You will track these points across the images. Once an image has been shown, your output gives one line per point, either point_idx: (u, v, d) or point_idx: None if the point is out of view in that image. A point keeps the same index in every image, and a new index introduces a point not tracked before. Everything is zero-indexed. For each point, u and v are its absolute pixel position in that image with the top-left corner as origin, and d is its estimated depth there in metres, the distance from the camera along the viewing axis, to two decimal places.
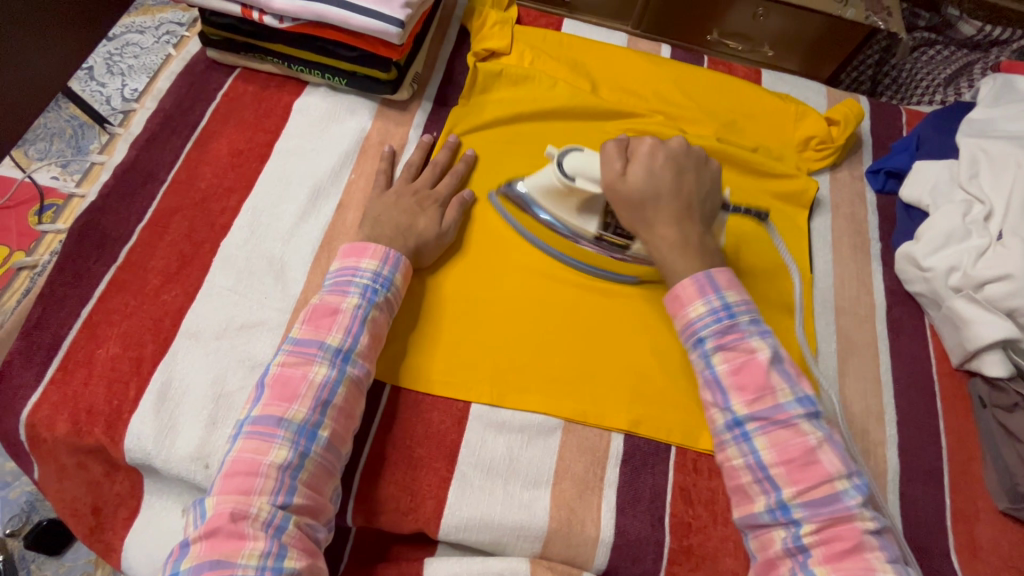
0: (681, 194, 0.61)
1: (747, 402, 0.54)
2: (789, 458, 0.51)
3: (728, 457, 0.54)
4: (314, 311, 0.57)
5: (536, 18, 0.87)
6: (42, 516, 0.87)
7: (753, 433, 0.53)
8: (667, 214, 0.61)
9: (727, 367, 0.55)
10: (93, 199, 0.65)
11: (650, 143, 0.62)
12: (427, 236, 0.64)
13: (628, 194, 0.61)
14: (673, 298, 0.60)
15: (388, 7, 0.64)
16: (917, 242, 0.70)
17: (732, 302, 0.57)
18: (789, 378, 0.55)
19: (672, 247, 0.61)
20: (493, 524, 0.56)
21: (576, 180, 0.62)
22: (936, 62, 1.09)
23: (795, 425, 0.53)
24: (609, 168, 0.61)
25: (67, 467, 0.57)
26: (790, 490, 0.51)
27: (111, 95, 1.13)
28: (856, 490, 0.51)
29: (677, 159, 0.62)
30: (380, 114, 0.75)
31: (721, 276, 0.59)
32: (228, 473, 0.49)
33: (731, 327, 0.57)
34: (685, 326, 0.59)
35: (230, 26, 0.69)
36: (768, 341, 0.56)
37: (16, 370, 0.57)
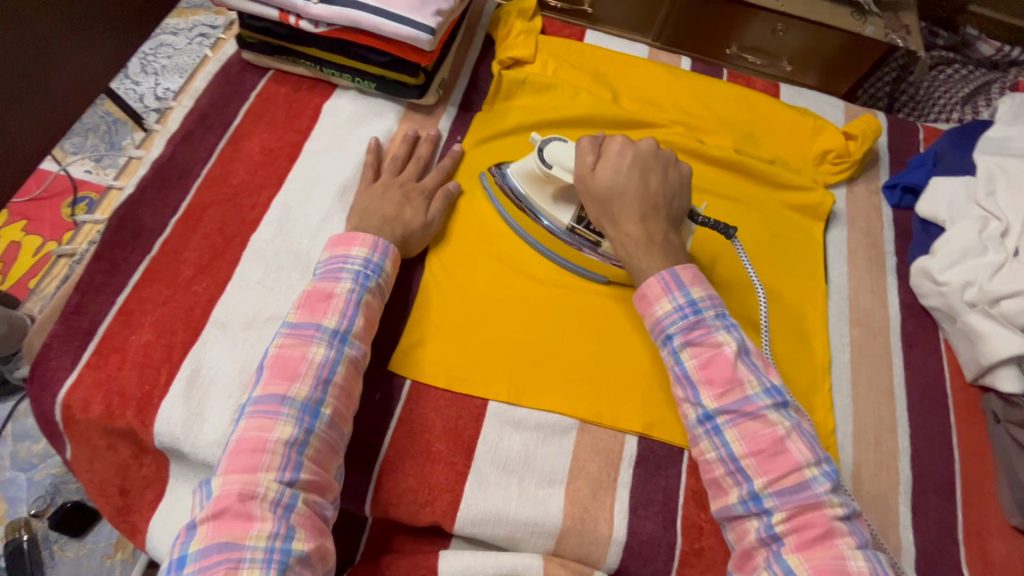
0: (647, 193, 0.62)
1: (716, 396, 0.55)
2: (758, 449, 0.52)
3: (702, 451, 0.55)
4: (308, 297, 0.58)
5: (560, 29, 0.89)
6: (65, 498, 0.91)
7: (723, 426, 0.54)
8: (633, 211, 0.62)
9: (695, 362, 0.56)
10: (131, 192, 0.68)
11: (621, 142, 0.64)
12: (413, 227, 0.66)
13: (596, 190, 0.62)
14: (641, 297, 0.61)
15: (421, 15, 0.66)
16: (933, 256, 0.71)
17: (697, 299, 0.58)
18: (756, 369, 0.56)
19: (637, 245, 0.62)
20: (508, 520, 0.57)
21: (552, 168, 0.65)
22: (953, 80, 1.10)
23: (763, 416, 0.53)
24: (580, 163, 0.63)
25: (98, 448, 0.59)
26: (760, 480, 0.52)
27: (145, 94, 1.18)
28: (826, 477, 0.51)
29: (645, 159, 0.63)
30: (406, 117, 0.78)
31: (686, 273, 0.60)
32: (234, 451, 0.50)
33: (697, 323, 0.58)
34: (653, 323, 0.60)
35: (267, 30, 0.72)
36: (734, 334, 0.57)
37: (55, 353, 0.59)
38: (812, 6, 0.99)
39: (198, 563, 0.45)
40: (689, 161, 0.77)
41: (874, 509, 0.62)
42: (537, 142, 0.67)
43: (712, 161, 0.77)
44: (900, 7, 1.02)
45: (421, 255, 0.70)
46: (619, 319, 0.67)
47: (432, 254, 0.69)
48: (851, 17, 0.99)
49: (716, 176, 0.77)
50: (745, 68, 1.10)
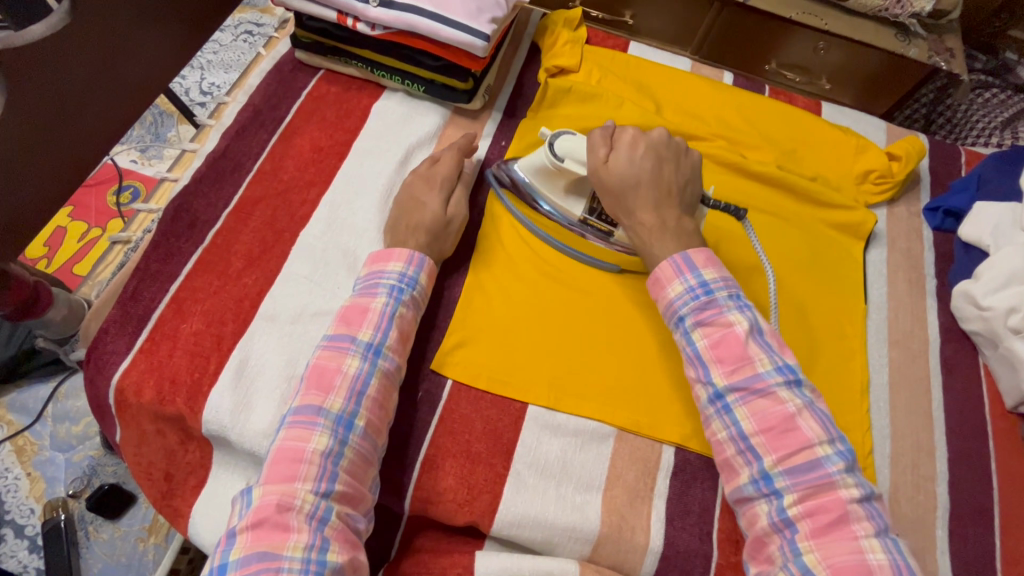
0: (660, 181, 0.63)
1: (726, 373, 0.55)
2: (767, 427, 0.52)
3: (713, 432, 0.55)
4: (346, 311, 0.59)
5: (604, 39, 0.90)
6: (101, 480, 0.94)
7: (733, 405, 0.54)
8: (647, 199, 0.62)
9: (706, 342, 0.56)
10: (186, 184, 0.70)
11: (633, 133, 0.64)
12: (436, 230, 0.65)
13: (610, 181, 0.63)
14: (654, 282, 0.61)
15: (477, 22, 0.67)
16: (976, 280, 0.70)
17: (709, 280, 0.58)
18: (768, 348, 0.55)
19: (651, 232, 0.62)
20: (545, 524, 0.57)
21: (565, 161, 0.66)
22: (992, 105, 1.06)
23: (773, 394, 0.53)
24: (594, 156, 0.64)
25: (147, 432, 0.61)
26: (769, 458, 0.52)
27: (190, 87, 1.23)
28: (838, 456, 0.51)
29: (657, 148, 0.64)
30: (452, 120, 0.79)
31: (699, 256, 0.60)
32: (275, 461, 0.51)
33: (709, 304, 0.58)
34: (666, 306, 0.60)
35: (323, 31, 0.73)
36: (746, 315, 0.57)
37: (111, 337, 0.61)
38: (857, 26, 0.98)
39: (238, 572, 0.46)
40: (731, 175, 0.78)
41: (912, 533, 0.62)
42: (548, 137, 0.68)
43: (754, 176, 0.77)
44: (945, 29, 1.00)
45: (463, 258, 0.71)
46: (660, 328, 0.67)
47: (478, 257, 0.70)
48: (894, 37, 0.98)
49: (757, 190, 0.77)
50: (783, 84, 1.11)
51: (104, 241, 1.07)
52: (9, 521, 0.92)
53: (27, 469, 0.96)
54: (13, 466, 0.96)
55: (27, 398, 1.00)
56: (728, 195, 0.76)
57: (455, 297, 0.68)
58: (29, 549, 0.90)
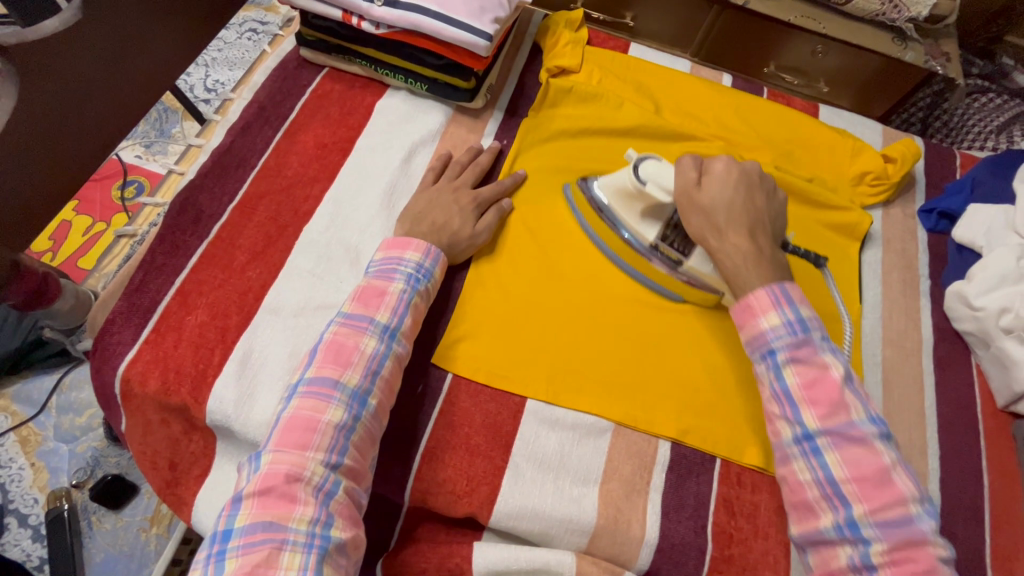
0: (751, 208, 0.62)
1: (820, 416, 0.53)
2: (860, 477, 0.50)
3: (795, 471, 0.53)
4: (363, 291, 0.60)
5: (606, 40, 0.91)
6: (105, 471, 0.95)
7: (824, 448, 0.52)
8: (739, 224, 0.61)
9: (798, 379, 0.54)
10: (192, 178, 0.71)
11: (725, 160, 0.64)
12: (460, 236, 0.67)
13: (699, 203, 0.62)
14: (744, 308, 0.58)
15: (479, 22, 0.68)
16: (969, 281, 0.72)
17: (806, 318, 0.56)
18: (862, 398, 0.54)
19: (742, 257, 0.60)
20: (543, 515, 0.58)
21: (646, 185, 0.65)
22: (988, 109, 1.06)
23: (869, 443, 0.51)
24: (684, 177, 0.63)
25: (152, 422, 0.62)
26: (860, 507, 0.50)
27: (195, 84, 1.24)
28: (929, 515, 0.50)
29: (749, 178, 0.63)
30: (454, 118, 0.80)
31: (794, 291, 0.58)
32: (286, 428, 0.52)
33: (805, 342, 0.55)
34: (754, 336, 0.57)
35: (328, 29, 0.75)
36: (841, 359, 0.55)
37: (117, 328, 0.62)
38: (855, 30, 1.00)
39: (243, 539, 0.46)
40: None
41: None
42: (632, 159, 0.67)
43: None
44: (941, 34, 1.01)
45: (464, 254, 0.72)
46: (659, 326, 0.68)
47: (479, 252, 0.71)
48: (891, 41, 0.99)
49: None
50: (782, 86, 1.12)
51: (109, 235, 1.08)
52: (13, 511, 0.93)
53: (31, 459, 0.96)
54: (17, 456, 0.97)
55: (32, 389, 1.01)
56: None
57: (457, 292, 0.69)
58: (32, 538, 0.91)
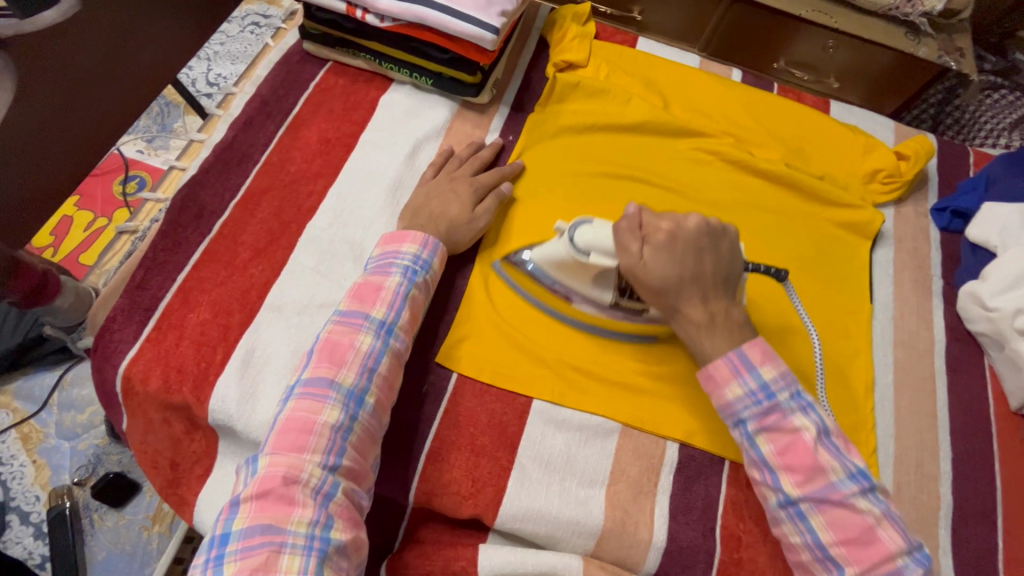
0: (702, 276, 0.57)
1: (798, 483, 0.52)
2: (847, 538, 0.51)
3: (785, 533, 0.54)
4: (359, 288, 0.60)
5: (613, 34, 0.90)
6: (106, 468, 0.94)
7: (808, 512, 0.52)
8: (691, 292, 0.57)
9: (772, 448, 0.54)
10: (194, 174, 0.70)
11: (666, 224, 0.58)
12: (458, 222, 0.66)
13: (647, 279, 0.57)
14: (707, 378, 0.57)
15: (486, 15, 0.67)
16: (983, 281, 0.70)
17: (770, 382, 0.55)
18: (837, 452, 0.53)
19: (699, 329, 0.58)
20: (550, 518, 0.57)
21: (589, 255, 0.59)
22: (1002, 105, 1.03)
23: (850, 503, 0.51)
24: (626, 252, 0.58)
25: (153, 421, 0.61)
26: (852, 569, 0.50)
27: (197, 78, 1.23)
28: (918, 563, 0.50)
29: (695, 240, 0.57)
30: (459, 114, 0.78)
31: (756, 352, 0.56)
32: (283, 430, 0.51)
33: (772, 409, 0.54)
34: (723, 407, 0.57)
35: (332, 22, 0.73)
36: (813, 417, 0.54)
37: (119, 325, 0.61)
38: (868, 25, 0.98)
39: (241, 543, 0.45)
40: (738, 172, 0.77)
41: (914, 532, 0.62)
42: (564, 230, 0.61)
43: (761, 174, 0.77)
44: (956, 29, 0.99)
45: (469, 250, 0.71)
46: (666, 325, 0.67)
47: (485, 249, 0.70)
48: (904, 36, 0.97)
49: (764, 188, 0.77)
50: (790, 82, 1.10)
51: (111, 230, 1.07)
52: (14, 508, 0.93)
53: (32, 456, 0.96)
54: (19, 453, 0.96)
55: (34, 386, 1.00)
56: (734, 194, 0.76)
57: (464, 288, 0.69)
58: (35, 535, 0.91)
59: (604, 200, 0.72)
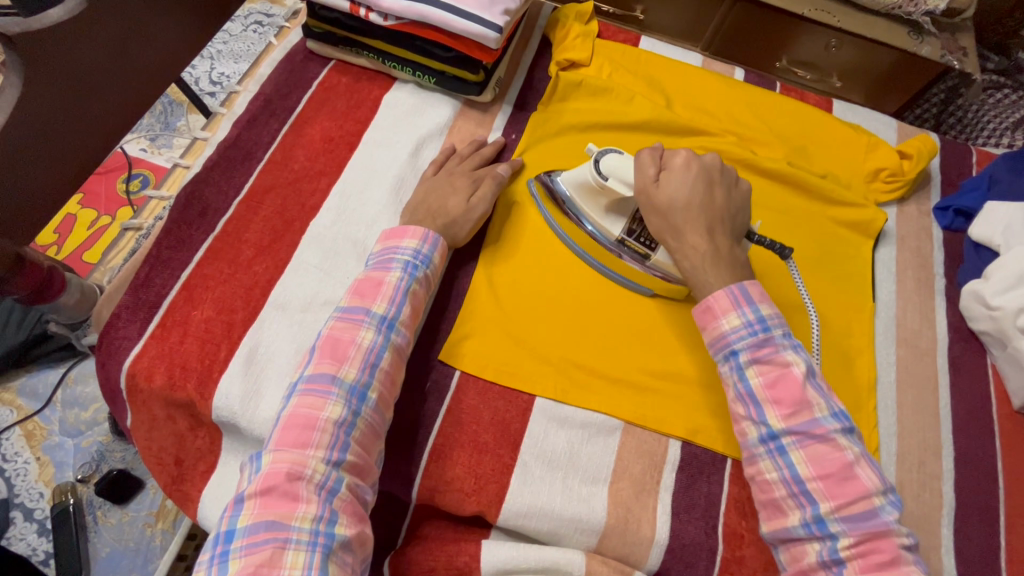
0: (712, 205, 0.61)
1: (783, 416, 0.53)
2: (825, 473, 0.51)
3: (762, 471, 0.54)
4: (360, 284, 0.60)
5: (616, 33, 0.90)
6: (110, 465, 0.95)
7: (788, 446, 0.52)
8: (698, 222, 0.60)
9: (762, 380, 0.54)
10: (198, 172, 0.70)
11: (685, 154, 0.62)
12: (455, 214, 0.66)
13: (658, 201, 0.61)
14: (706, 311, 0.58)
15: (490, 13, 0.67)
16: (986, 280, 0.70)
17: (766, 316, 0.56)
18: (824, 393, 0.54)
19: (702, 258, 0.59)
20: (552, 515, 0.58)
21: (608, 180, 0.63)
22: (1004, 105, 1.05)
23: (832, 440, 0.52)
24: (642, 174, 0.61)
25: (157, 417, 0.61)
26: (826, 504, 0.50)
27: (201, 77, 1.23)
28: (893, 506, 0.50)
29: (709, 171, 0.62)
30: (462, 112, 0.79)
31: (755, 290, 0.58)
32: (286, 426, 0.51)
33: (766, 341, 0.55)
34: (717, 338, 0.57)
35: (335, 21, 0.74)
36: (803, 356, 0.55)
37: (123, 323, 0.61)
38: (870, 24, 0.98)
39: (245, 539, 0.45)
40: (741, 171, 0.77)
41: (915, 530, 0.62)
42: (592, 153, 0.64)
43: (764, 173, 0.77)
44: (959, 28, 0.99)
45: (472, 247, 0.71)
46: (669, 322, 0.67)
47: (488, 248, 0.70)
48: (907, 35, 0.97)
49: (767, 187, 0.77)
50: (792, 81, 1.11)
51: (114, 228, 1.08)
52: (19, 504, 0.93)
53: (36, 453, 0.96)
54: (23, 450, 0.97)
55: (38, 383, 1.00)
56: None
57: (466, 286, 0.69)
58: (38, 532, 0.92)
59: None
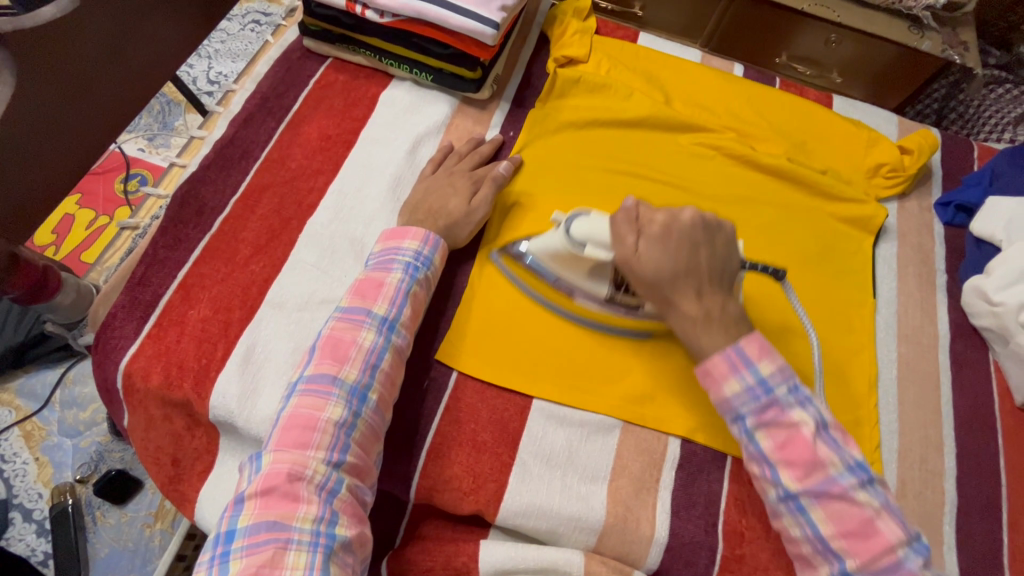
0: (699, 269, 0.57)
1: (798, 478, 0.51)
2: (847, 531, 0.50)
3: (786, 527, 0.53)
4: (360, 284, 0.59)
5: (614, 29, 0.89)
6: (109, 466, 0.95)
7: (808, 506, 0.51)
8: (687, 287, 0.57)
9: (771, 443, 0.53)
10: (194, 170, 0.70)
11: (661, 215, 0.58)
12: (457, 216, 0.66)
13: (642, 272, 0.57)
14: (705, 374, 0.56)
15: (486, 10, 0.67)
16: (988, 276, 0.70)
17: (767, 376, 0.54)
18: (837, 446, 0.52)
19: (696, 324, 0.57)
20: (551, 513, 0.57)
21: (585, 247, 0.59)
22: (1005, 99, 1.03)
23: (850, 496, 0.50)
24: (621, 244, 0.57)
25: (154, 418, 0.61)
26: (853, 562, 0.49)
27: (198, 76, 1.23)
28: (920, 555, 0.49)
29: (691, 232, 0.57)
30: (460, 110, 0.78)
31: (752, 347, 0.55)
32: (287, 426, 0.51)
33: (770, 404, 0.53)
34: (720, 403, 0.55)
35: (332, 18, 0.73)
36: (810, 410, 0.53)
37: (119, 322, 0.61)
38: (871, 18, 0.97)
39: (246, 540, 0.45)
40: (741, 168, 0.77)
41: (917, 528, 0.62)
42: (561, 221, 0.60)
43: (763, 169, 0.77)
44: (959, 23, 0.98)
45: (470, 247, 0.71)
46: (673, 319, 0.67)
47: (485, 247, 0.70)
48: (908, 30, 0.96)
49: (768, 184, 0.76)
50: (794, 77, 1.10)
51: (112, 228, 1.08)
52: (17, 505, 0.93)
53: (35, 454, 0.96)
54: (22, 451, 0.96)
55: (36, 384, 1.01)
56: (737, 188, 0.75)
57: (465, 285, 0.69)
58: (37, 532, 0.92)
59: (607, 194, 0.72)
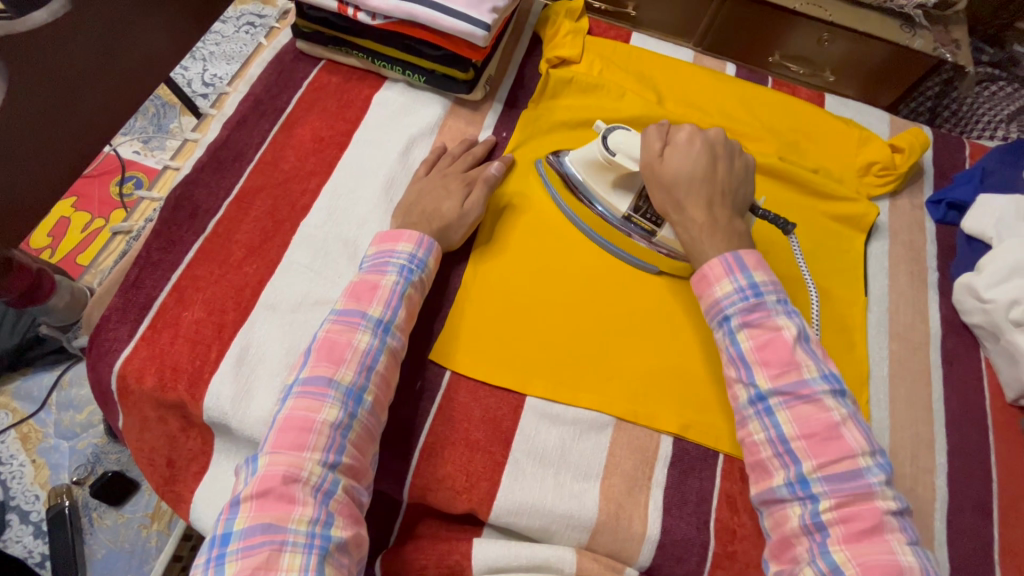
0: (715, 180, 0.62)
1: (771, 376, 0.53)
2: (809, 433, 0.51)
3: (750, 432, 0.54)
4: (355, 287, 0.60)
5: (607, 29, 0.90)
6: (106, 467, 0.95)
7: (775, 408, 0.53)
8: (698, 197, 0.61)
9: (751, 343, 0.55)
10: (188, 173, 0.70)
11: (689, 130, 0.63)
12: (450, 218, 0.66)
13: (661, 176, 0.62)
14: (701, 277, 0.59)
15: (477, 11, 0.67)
16: (979, 273, 0.70)
17: (759, 282, 0.56)
18: (814, 356, 0.54)
19: (700, 230, 0.60)
20: (544, 511, 0.58)
21: (616, 156, 0.65)
22: (998, 97, 1.04)
23: (818, 401, 0.52)
24: (648, 150, 0.63)
25: (149, 419, 0.61)
26: (809, 463, 0.50)
27: (193, 79, 1.23)
28: (879, 468, 0.50)
29: (714, 147, 0.62)
30: (453, 111, 0.79)
31: (750, 257, 0.58)
32: (283, 428, 0.51)
33: (757, 306, 0.56)
34: (711, 304, 0.58)
35: (324, 20, 0.73)
36: (794, 320, 0.55)
37: (113, 324, 0.62)
38: (862, 17, 0.97)
39: (242, 542, 0.46)
40: None
41: None
42: (603, 131, 0.67)
43: (756, 168, 0.77)
44: (950, 21, 0.99)
45: (463, 248, 0.71)
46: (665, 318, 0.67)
47: (478, 248, 0.70)
48: (899, 29, 0.97)
49: (760, 182, 0.77)
50: (786, 76, 1.11)
51: (107, 230, 1.08)
52: (14, 507, 0.93)
53: (32, 456, 0.97)
54: (18, 453, 0.97)
55: (33, 386, 1.01)
56: None
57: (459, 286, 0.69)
58: (34, 534, 0.92)
59: None
